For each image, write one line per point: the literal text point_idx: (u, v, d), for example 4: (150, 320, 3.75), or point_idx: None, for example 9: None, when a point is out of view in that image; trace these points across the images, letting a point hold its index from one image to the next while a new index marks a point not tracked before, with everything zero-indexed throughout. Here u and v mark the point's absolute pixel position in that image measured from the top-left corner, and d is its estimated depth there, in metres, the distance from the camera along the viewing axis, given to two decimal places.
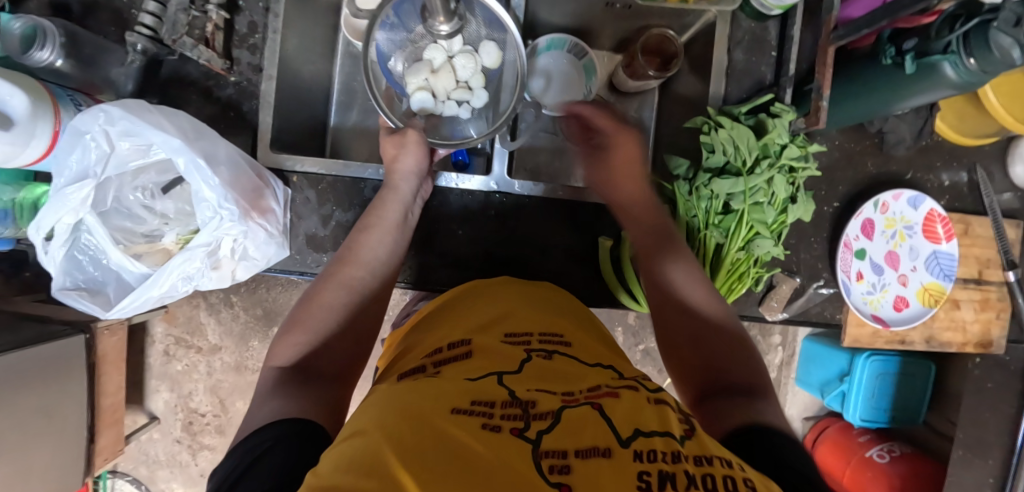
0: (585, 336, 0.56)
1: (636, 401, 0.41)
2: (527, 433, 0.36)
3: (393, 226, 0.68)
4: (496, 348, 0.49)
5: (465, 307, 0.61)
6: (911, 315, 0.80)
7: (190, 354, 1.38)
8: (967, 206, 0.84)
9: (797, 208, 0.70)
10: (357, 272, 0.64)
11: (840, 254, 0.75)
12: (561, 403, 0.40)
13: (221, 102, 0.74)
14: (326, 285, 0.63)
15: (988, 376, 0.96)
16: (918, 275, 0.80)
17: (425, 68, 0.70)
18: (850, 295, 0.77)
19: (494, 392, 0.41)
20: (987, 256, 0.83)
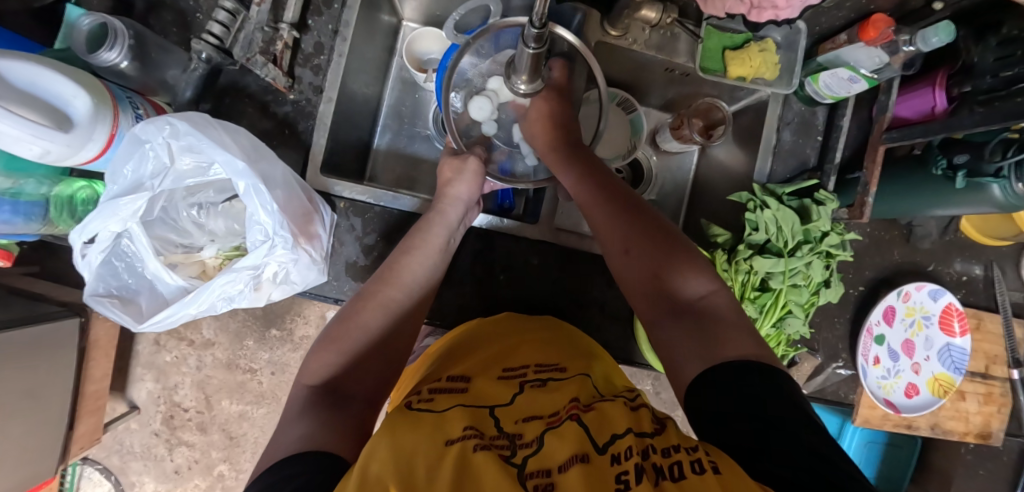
0: (580, 363, 0.63)
1: (610, 413, 0.50)
2: (514, 458, 0.45)
3: (437, 248, 0.66)
4: (490, 386, 0.58)
5: (461, 338, 0.69)
6: (920, 402, 0.82)
7: (181, 346, 1.35)
8: (981, 301, 0.87)
9: (828, 292, 0.72)
10: (394, 293, 0.63)
11: (862, 338, 0.77)
12: (543, 429, 0.49)
13: (277, 118, 0.73)
14: (365, 306, 0.62)
15: (980, 462, 0.98)
16: (930, 364, 0.83)
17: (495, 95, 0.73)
18: (867, 378, 0.79)
19: (484, 425, 0.51)
20: (995, 352, 0.86)
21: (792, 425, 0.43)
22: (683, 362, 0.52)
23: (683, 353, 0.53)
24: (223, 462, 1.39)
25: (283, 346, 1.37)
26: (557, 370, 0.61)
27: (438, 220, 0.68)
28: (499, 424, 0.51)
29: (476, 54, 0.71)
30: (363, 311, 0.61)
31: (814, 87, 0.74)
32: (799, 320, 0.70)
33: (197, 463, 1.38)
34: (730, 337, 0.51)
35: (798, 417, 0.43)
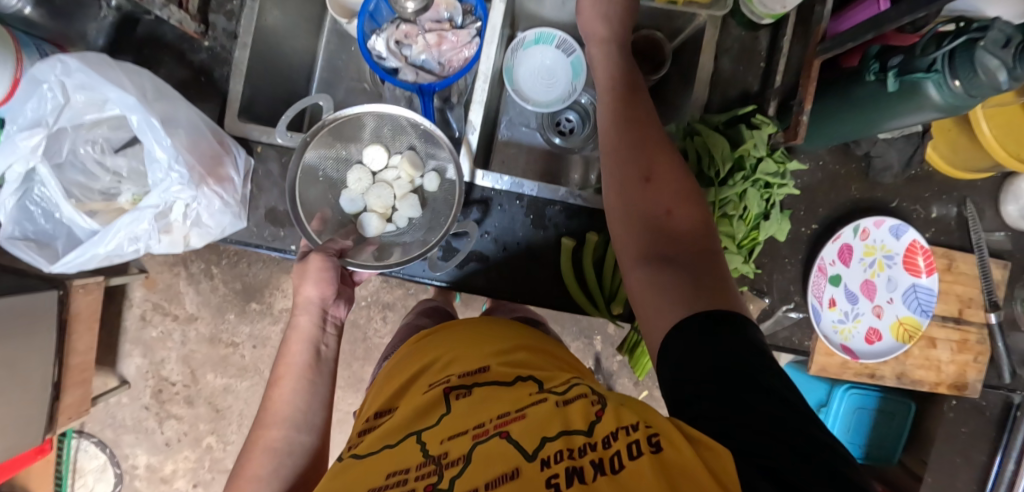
0: (504, 358, 0.51)
1: (536, 413, 0.39)
2: (440, 486, 0.34)
3: (299, 369, 0.58)
4: (414, 400, 0.47)
5: (400, 364, 0.59)
6: (883, 349, 0.76)
7: (166, 321, 1.39)
8: (953, 241, 0.80)
9: (769, 225, 0.67)
10: (268, 454, 0.52)
11: (813, 277, 0.73)
12: (474, 440, 0.38)
13: (194, 66, 0.72)
14: (250, 456, 0.52)
15: (962, 420, 0.92)
16: (894, 307, 0.76)
17: (365, 177, 0.75)
18: (820, 322, 0.74)
19: (405, 456, 0.39)
20: (969, 295, 0.80)
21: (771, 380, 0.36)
22: (658, 302, 0.42)
23: (662, 288, 0.42)
24: (211, 434, 1.41)
25: (263, 318, 1.40)
26: (477, 371, 0.49)
27: (301, 333, 0.60)
28: (423, 449, 0.39)
29: (322, 147, 0.70)
30: (240, 483, 0.50)
31: (751, 8, 0.69)
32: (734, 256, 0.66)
33: (186, 435, 1.41)
34: (713, 271, 0.43)
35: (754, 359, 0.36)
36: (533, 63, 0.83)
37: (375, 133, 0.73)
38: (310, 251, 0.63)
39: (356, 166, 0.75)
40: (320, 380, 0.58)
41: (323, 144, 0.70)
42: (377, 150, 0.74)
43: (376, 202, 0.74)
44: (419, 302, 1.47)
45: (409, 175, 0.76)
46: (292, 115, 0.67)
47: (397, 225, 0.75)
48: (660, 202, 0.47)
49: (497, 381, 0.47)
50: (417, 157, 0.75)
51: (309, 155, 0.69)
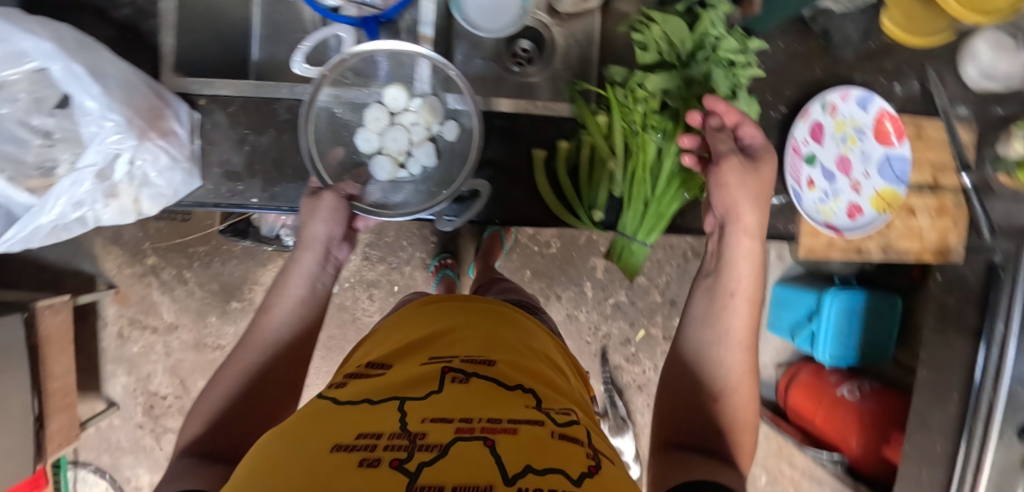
0: (506, 351, 0.51)
1: (525, 438, 0.37)
2: (407, 465, 0.34)
3: (293, 299, 0.56)
4: (410, 371, 0.47)
5: (394, 325, 0.59)
6: (865, 223, 0.76)
7: (144, 334, 1.42)
8: (919, 109, 0.80)
9: (739, 108, 0.65)
10: (253, 364, 0.51)
11: (788, 159, 0.72)
12: (456, 434, 0.37)
13: (117, 24, 0.70)
14: (230, 371, 0.51)
15: (948, 292, 0.95)
16: (871, 181, 0.76)
17: (383, 118, 0.69)
18: (802, 203, 0.74)
19: (385, 422, 0.39)
20: (941, 161, 0.80)
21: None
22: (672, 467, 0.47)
23: (689, 461, 0.47)
24: None
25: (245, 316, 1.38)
26: (482, 364, 0.48)
27: (301, 269, 0.58)
28: (403, 421, 0.39)
29: (336, 85, 0.64)
30: (217, 383, 0.51)
31: None
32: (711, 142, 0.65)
33: None
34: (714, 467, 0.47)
35: None
36: None
37: (396, 71, 0.67)
38: (327, 189, 0.60)
39: (374, 104, 0.69)
40: (309, 314, 0.57)
41: (339, 81, 0.64)
42: (400, 91, 0.68)
43: (390, 146, 0.69)
44: (405, 274, 1.49)
45: (427, 121, 0.69)
46: (309, 45, 0.61)
47: (410, 172, 0.70)
48: (721, 380, 0.55)
49: (497, 376, 0.46)
50: (438, 103, 0.68)
51: (323, 93, 0.63)
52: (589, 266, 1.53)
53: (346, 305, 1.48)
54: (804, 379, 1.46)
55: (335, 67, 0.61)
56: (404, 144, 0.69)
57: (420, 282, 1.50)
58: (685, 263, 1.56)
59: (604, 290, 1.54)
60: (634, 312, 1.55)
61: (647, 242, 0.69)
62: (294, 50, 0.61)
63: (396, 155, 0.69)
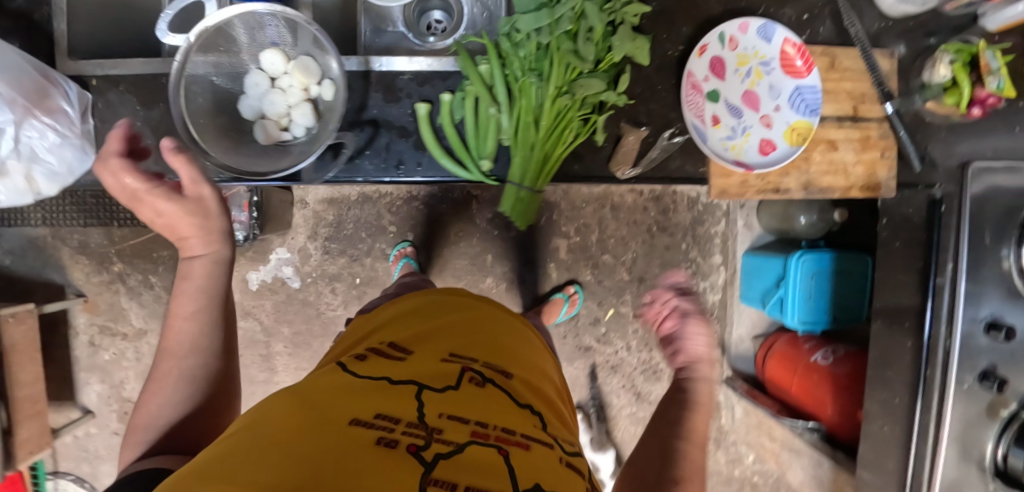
0: (520, 373, 0.60)
1: (535, 458, 0.45)
2: (424, 452, 0.41)
3: (195, 292, 0.65)
4: (430, 365, 0.55)
5: (413, 319, 0.68)
6: (778, 158, 0.72)
7: (115, 342, 1.49)
8: (832, 39, 0.76)
9: (620, 44, 0.64)
10: (185, 367, 0.61)
11: (686, 95, 0.70)
12: (470, 436, 0.45)
13: (13, 13, 0.76)
14: (159, 384, 0.60)
15: (895, 235, 0.90)
16: (782, 115, 0.73)
17: (263, 82, 0.70)
18: (707, 141, 0.71)
19: (407, 408, 0.47)
20: (860, 91, 0.77)
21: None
22: None
23: None
24: None
25: None
26: (502, 377, 0.57)
27: (189, 261, 0.67)
28: (421, 413, 0.46)
29: (206, 52, 0.66)
30: (155, 392, 0.60)
31: None
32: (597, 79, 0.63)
33: None
34: None
35: None
36: None
37: (268, 36, 0.68)
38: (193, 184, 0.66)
39: (252, 70, 0.70)
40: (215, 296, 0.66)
41: (207, 46, 0.65)
42: (273, 54, 0.68)
43: (270, 109, 0.70)
44: (365, 267, 1.50)
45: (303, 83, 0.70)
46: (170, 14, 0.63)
47: (293, 134, 0.72)
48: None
49: (509, 392, 0.55)
50: (311, 62, 0.68)
51: (193, 62, 0.65)
52: (552, 248, 1.51)
53: (310, 301, 1.49)
54: (780, 350, 1.41)
55: (197, 36, 0.63)
56: (284, 106, 0.70)
57: (381, 274, 1.50)
58: (651, 239, 1.53)
59: (569, 271, 1.53)
60: (601, 291, 1.53)
61: (535, 188, 0.69)
62: (159, 19, 0.63)
63: (278, 119, 0.71)
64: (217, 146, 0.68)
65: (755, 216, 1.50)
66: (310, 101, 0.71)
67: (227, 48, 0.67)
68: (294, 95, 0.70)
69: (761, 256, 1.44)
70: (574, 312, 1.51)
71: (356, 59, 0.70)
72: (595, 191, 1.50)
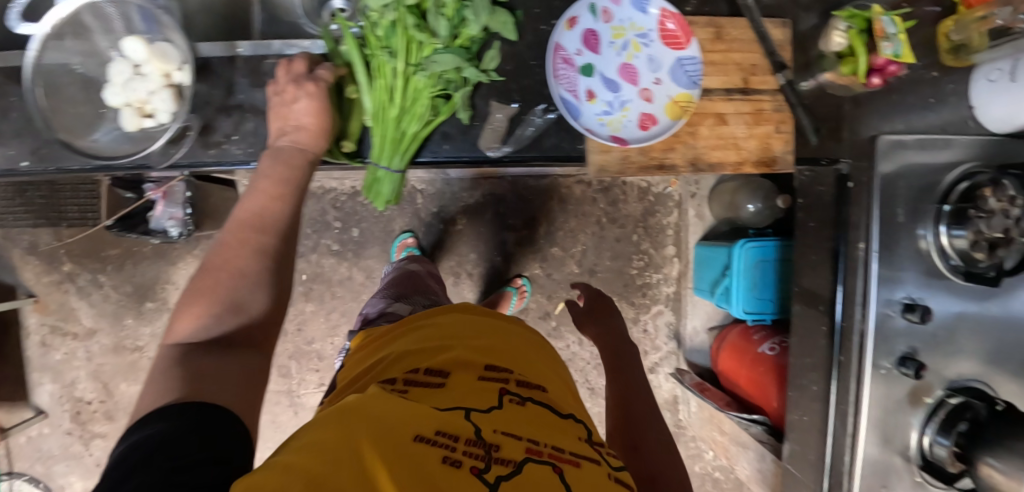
0: (553, 389, 0.62)
1: (585, 473, 0.49)
2: (488, 474, 0.45)
3: (281, 178, 0.69)
4: (471, 383, 0.56)
5: (438, 329, 0.67)
6: (658, 133, 0.70)
7: (67, 341, 1.49)
8: (719, 9, 0.74)
9: (474, 17, 0.62)
10: (245, 256, 0.63)
11: (556, 68, 0.68)
12: (526, 454, 0.48)
13: None
14: (225, 254, 0.63)
15: (810, 214, 0.87)
16: (663, 88, 0.70)
17: (125, 69, 0.69)
18: (579, 116, 0.68)
19: (464, 428, 0.49)
20: (750, 62, 0.73)
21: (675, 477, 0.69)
22: None
23: None
24: None
25: (161, 315, 1.50)
26: (536, 392, 0.58)
27: (291, 148, 0.70)
28: (477, 427, 0.49)
29: (65, 40, 0.67)
30: (222, 257, 0.63)
31: None
32: (453, 54, 0.61)
33: None
34: None
35: None
36: None
37: (131, 25, 0.69)
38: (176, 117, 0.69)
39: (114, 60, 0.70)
40: (298, 187, 0.70)
41: (64, 35, 0.66)
42: (131, 39, 0.68)
43: (131, 96, 0.69)
44: (312, 263, 1.49)
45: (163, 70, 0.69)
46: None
47: (156, 121, 0.71)
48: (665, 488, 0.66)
49: (550, 406, 0.57)
50: (168, 48, 0.68)
51: (52, 51, 0.66)
52: (500, 241, 1.51)
53: None
54: (733, 340, 1.36)
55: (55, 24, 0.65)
56: (145, 94, 0.69)
57: (328, 270, 1.50)
58: (600, 231, 1.52)
59: (517, 264, 1.51)
60: (550, 284, 1.52)
61: (395, 168, 0.68)
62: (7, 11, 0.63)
63: (142, 109, 0.70)
64: (73, 129, 0.68)
65: (706, 205, 1.46)
66: (169, 87, 0.70)
67: (88, 36, 0.68)
68: (151, 81, 0.69)
69: (710, 247, 1.40)
70: (524, 305, 1.50)
71: (221, 44, 0.72)
72: (542, 183, 1.49)
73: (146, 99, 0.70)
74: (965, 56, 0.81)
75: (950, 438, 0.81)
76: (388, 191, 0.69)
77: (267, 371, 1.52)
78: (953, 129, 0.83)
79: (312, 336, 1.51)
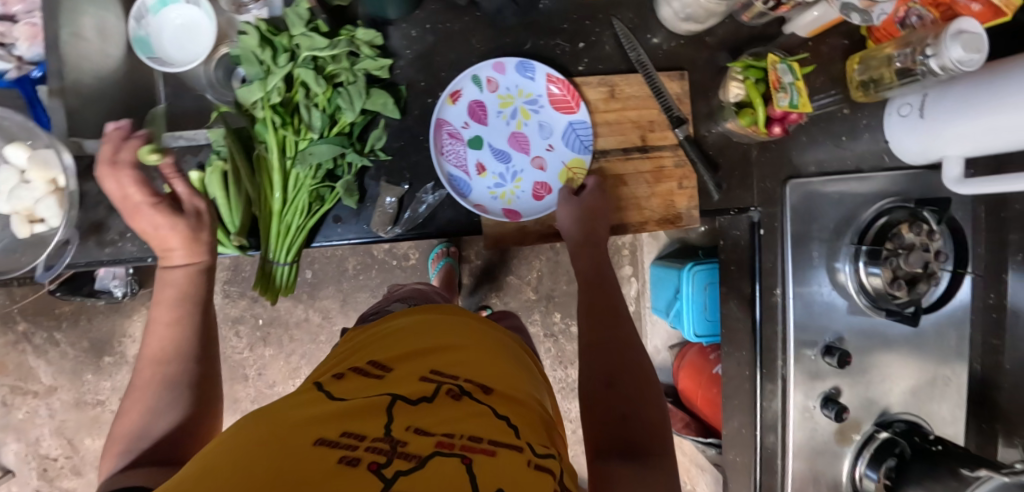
0: (504, 379, 0.52)
1: (504, 464, 0.40)
2: (383, 468, 0.36)
3: (173, 299, 0.62)
4: (409, 378, 0.48)
5: (389, 335, 0.57)
6: (551, 202, 0.73)
7: (27, 399, 1.47)
8: (612, 66, 0.74)
9: (346, 107, 0.64)
10: (150, 395, 0.57)
11: (444, 144, 0.71)
12: (435, 448, 0.39)
13: None
14: (134, 396, 0.57)
15: (730, 259, 0.85)
16: (555, 154, 0.74)
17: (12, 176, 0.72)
18: (470, 190, 0.72)
19: (373, 423, 0.41)
20: (648, 119, 0.73)
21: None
22: None
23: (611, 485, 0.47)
24: None
25: (120, 369, 1.49)
26: (480, 388, 0.49)
27: (178, 269, 0.64)
28: (388, 423, 0.42)
29: None
30: (132, 403, 0.57)
31: None
32: (326, 145, 0.64)
33: None
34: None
35: None
36: (163, 30, 0.79)
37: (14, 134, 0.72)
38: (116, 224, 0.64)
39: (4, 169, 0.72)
40: (196, 302, 0.64)
41: None
42: (13, 147, 0.71)
43: (19, 204, 0.72)
44: (268, 308, 1.48)
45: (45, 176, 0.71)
46: None
47: (46, 225, 0.72)
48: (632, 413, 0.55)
49: (490, 399, 0.48)
50: (47, 155, 0.70)
51: None
52: None
53: None
54: (691, 359, 1.36)
55: None
56: (32, 201, 0.71)
57: (284, 313, 1.49)
58: (556, 256, 1.51)
59: (473, 295, 1.50)
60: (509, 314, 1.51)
61: (281, 261, 0.69)
62: None
63: (31, 215, 0.72)
64: None
65: None
66: (56, 192, 0.72)
67: None
68: (37, 189, 0.71)
69: (664, 267, 1.39)
70: None
71: None
72: None
73: (33, 206, 0.71)
74: (875, 91, 0.77)
75: (879, 472, 0.80)
76: (279, 281, 0.70)
77: (230, 417, 1.51)
78: (868, 164, 0.82)
79: (273, 380, 1.50)
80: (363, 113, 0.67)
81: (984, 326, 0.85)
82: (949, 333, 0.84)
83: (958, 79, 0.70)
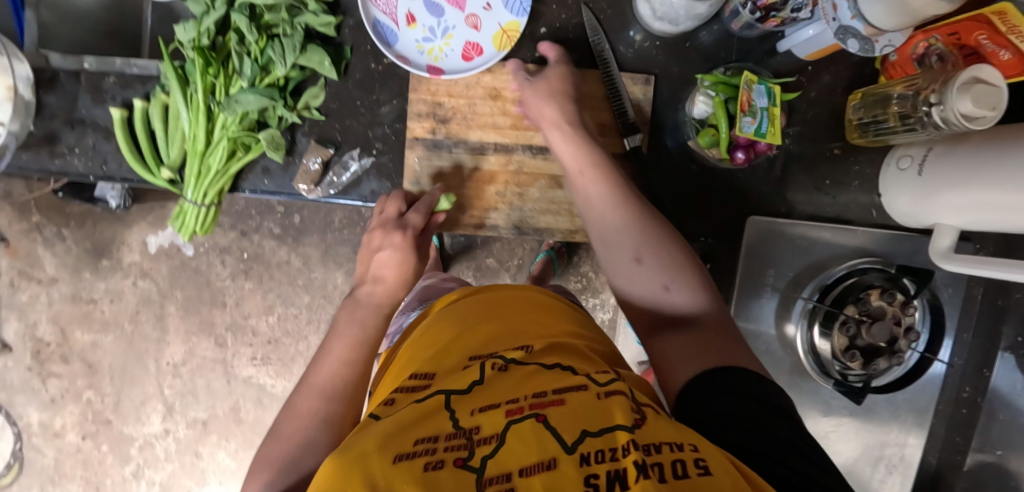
0: (547, 334, 0.45)
1: (584, 406, 0.34)
2: (471, 461, 0.30)
3: (358, 339, 0.54)
4: (449, 367, 0.41)
5: (423, 332, 0.49)
6: (481, 63, 0.67)
7: (31, 285, 1.28)
8: (573, 57, 0.69)
9: (278, 59, 0.62)
10: (306, 425, 0.45)
11: None
12: (507, 417, 0.34)
13: None
14: (288, 423, 0.46)
15: None
16: (492, 15, 0.67)
17: None
18: (394, 40, 0.67)
19: (436, 420, 0.34)
20: (600, 121, 0.68)
21: (790, 433, 0.38)
22: (676, 366, 0.47)
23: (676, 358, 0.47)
24: None
25: (117, 273, 1.28)
26: (522, 349, 0.41)
27: (366, 301, 0.59)
28: (453, 415, 0.35)
29: None
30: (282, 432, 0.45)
31: None
32: (253, 95, 0.63)
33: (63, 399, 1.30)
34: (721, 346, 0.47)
35: (736, 421, 0.39)
36: None
37: None
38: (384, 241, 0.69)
39: None
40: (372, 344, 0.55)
41: None
42: None
43: None
44: None
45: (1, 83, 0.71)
46: None
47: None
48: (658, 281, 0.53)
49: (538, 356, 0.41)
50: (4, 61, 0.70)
51: None
52: None
53: (201, 271, 1.29)
54: None
55: None
56: None
57: None
58: None
59: None
60: None
61: (201, 203, 0.70)
62: None
63: None
64: None
65: None
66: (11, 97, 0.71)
67: None
68: None
69: None
70: None
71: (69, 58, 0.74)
72: None
73: None
74: (875, 135, 0.67)
75: None
76: (194, 223, 0.71)
77: None
78: (852, 214, 0.73)
79: None
80: (298, 68, 0.66)
81: (949, 422, 0.75)
82: (903, 414, 0.76)
83: (969, 137, 0.58)
